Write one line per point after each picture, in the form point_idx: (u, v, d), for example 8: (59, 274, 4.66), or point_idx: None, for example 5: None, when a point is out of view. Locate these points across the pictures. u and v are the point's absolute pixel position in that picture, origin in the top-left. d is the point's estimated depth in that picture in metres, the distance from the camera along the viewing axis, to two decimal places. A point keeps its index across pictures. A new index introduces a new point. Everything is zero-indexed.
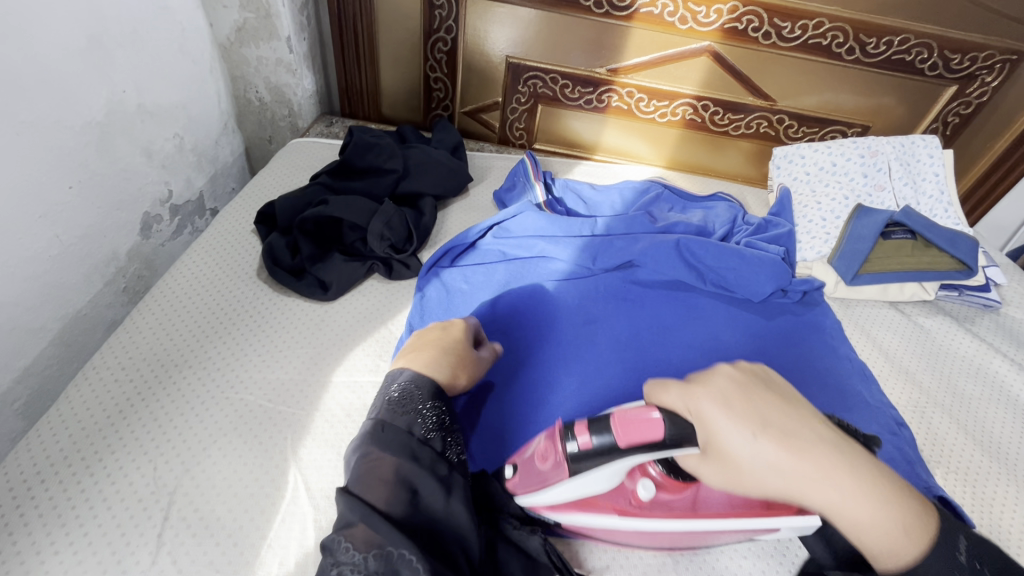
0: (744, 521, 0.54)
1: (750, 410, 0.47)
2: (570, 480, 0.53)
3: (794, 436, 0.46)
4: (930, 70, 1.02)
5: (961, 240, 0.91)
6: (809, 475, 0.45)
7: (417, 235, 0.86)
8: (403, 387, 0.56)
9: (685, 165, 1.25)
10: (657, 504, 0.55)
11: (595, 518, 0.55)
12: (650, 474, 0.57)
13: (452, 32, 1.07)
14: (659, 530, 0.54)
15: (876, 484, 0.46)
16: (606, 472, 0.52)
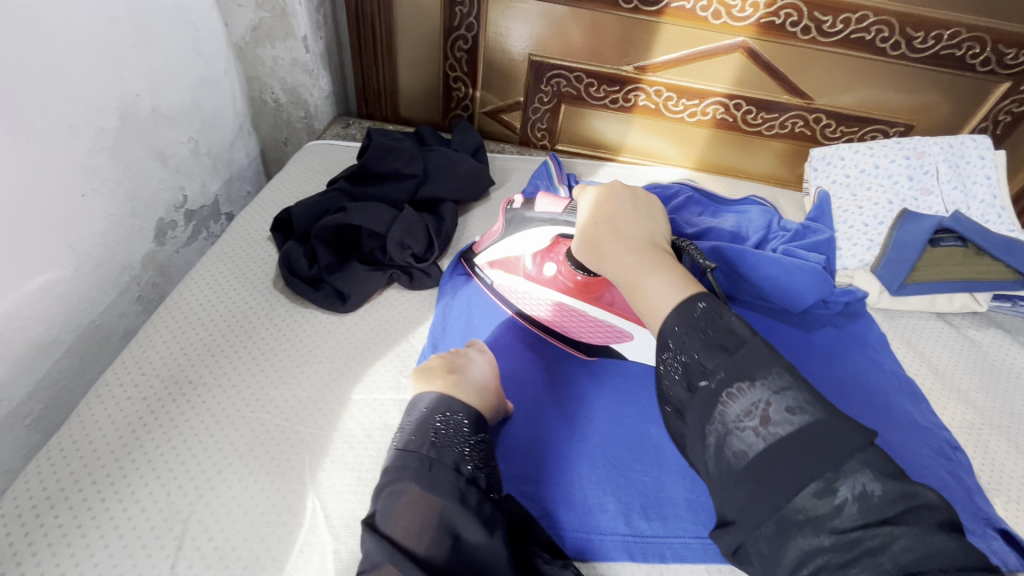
0: (613, 316, 0.74)
1: (612, 210, 0.61)
2: (505, 235, 0.76)
3: (615, 233, 0.59)
4: (981, 66, 0.96)
5: (1018, 248, 0.85)
6: (622, 257, 0.57)
7: (438, 242, 0.82)
8: (450, 420, 0.54)
9: (715, 166, 1.20)
10: (558, 282, 0.76)
11: (511, 276, 0.78)
12: (567, 271, 0.74)
13: (473, 29, 1.03)
14: (553, 301, 0.76)
15: (667, 267, 0.54)
16: (537, 240, 0.73)
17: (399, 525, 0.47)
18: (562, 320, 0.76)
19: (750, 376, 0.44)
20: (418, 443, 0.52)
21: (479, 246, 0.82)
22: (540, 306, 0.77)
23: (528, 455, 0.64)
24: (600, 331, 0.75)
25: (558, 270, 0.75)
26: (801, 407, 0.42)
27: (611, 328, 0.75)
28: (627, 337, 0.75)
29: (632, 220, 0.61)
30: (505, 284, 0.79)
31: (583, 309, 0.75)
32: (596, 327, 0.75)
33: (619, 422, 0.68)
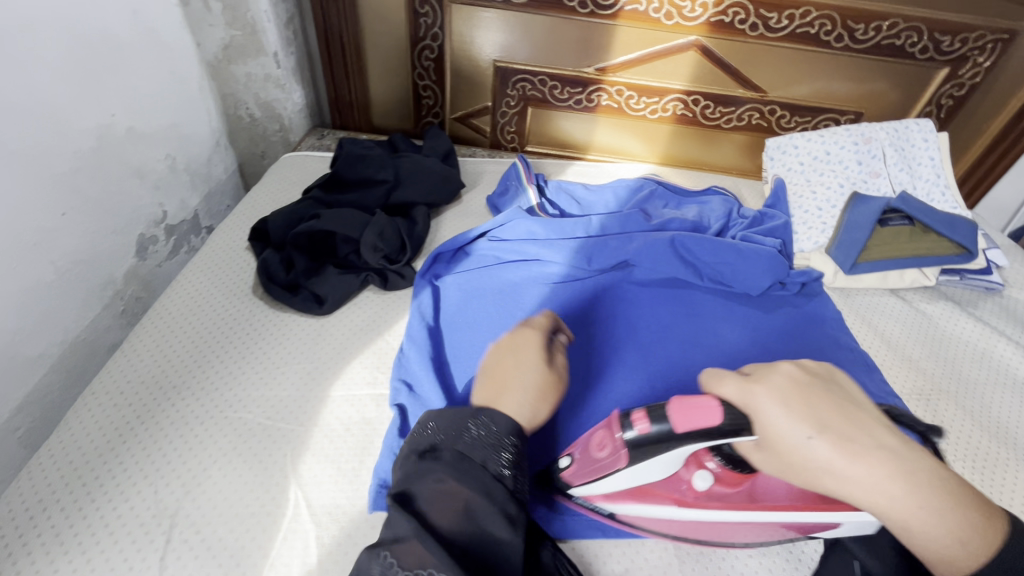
0: (812, 516, 0.51)
1: (807, 410, 0.45)
2: (628, 468, 0.51)
3: (852, 442, 0.44)
4: (920, 54, 1.01)
5: (960, 224, 0.90)
6: (863, 481, 0.43)
7: (410, 244, 0.86)
8: (490, 416, 0.49)
9: (679, 160, 1.25)
10: (714, 496, 0.54)
11: (652, 507, 0.55)
12: (707, 467, 0.54)
13: (438, 39, 1.07)
14: (713, 520, 0.54)
15: (934, 487, 0.42)
16: (667, 460, 0.49)
17: (425, 508, 0.43)
18: (721, 532, 0.56)
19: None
20: (455, 436, 0.47)
21: (568, 474, 0.56)
22: (693, 527, 0.56)
23: None
24: (788, 529, 0.54)
25: (715, 481, 0.54)
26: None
27: (799, 526, 0.53)
28: (831, 526, 0.52)
29: (845, 420, 0.45)
30: (642, 517, 0.56)
31: (769, 519, 0.52)
32: (783, 528, 0.54)
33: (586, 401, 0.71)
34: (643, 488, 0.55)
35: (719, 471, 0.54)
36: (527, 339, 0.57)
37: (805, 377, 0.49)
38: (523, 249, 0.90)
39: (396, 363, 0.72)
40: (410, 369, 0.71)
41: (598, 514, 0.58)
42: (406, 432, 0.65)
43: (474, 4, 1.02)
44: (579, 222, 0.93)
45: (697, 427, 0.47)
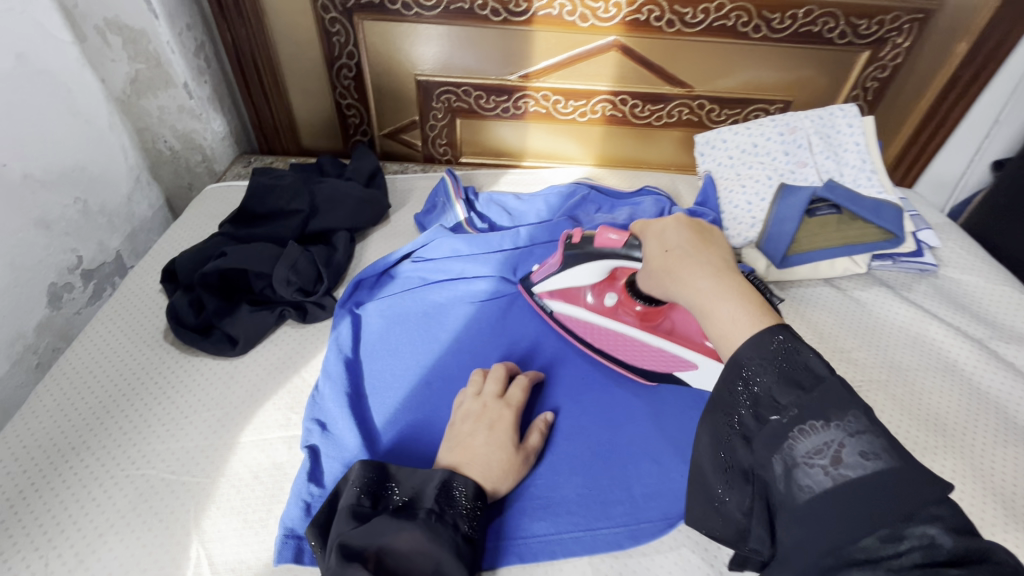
0: (676, 345, 0.72)
1: (680, 238, 0.52)
2: (562, 270, 0.76)
3: (687, 258, 0.50)
4: (839, 39, 1.00)
5: (887, 209, 0.89)
6: (694, 285, 0.47)
7: (328, 273, 0.83)
8: (459, 483, 0.55)
9: (616, 160, 1.23)
10: (619, 313, 0.77)
11: (573, 307, 0.79)
12: (628, 302, 0.76)
13: (355, 56, 1.05)
14: (611, 330, 0.76)
15: (746, 292, 0.45)
16: (586, 269, 0.73)
17: (392, 563, 0.48)
18: (619, 350, 0.76)
19: (826, 412, 0.37)
20: (425, 499, 0.54)
21: (535, 275, 0.83)
22: (599, 334, 0.77)
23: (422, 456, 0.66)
24: (665, 361, 0.73)
25: (620, 303, 0.76)
26: (876, 455, 0.36)
27: (672, 356, 0.73)
28: (690, 367, 0.71)
29: (702, 248, 0.51)
30: (568, 314, 0.79)
31: (650, 340, 0.74)
32: (663, 357, 0.73)
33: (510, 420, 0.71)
34: (570, 292, 0.79)
35: (626, 303, 0.76)
36: (501, 414, 0.64)
37: (702, 224, 0.54)
38: (447, 268, 0.88)
39: (309, 402, 0.70)
40: (323, 406, 0.69)
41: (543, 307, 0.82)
42: (317, 475, 0.63)
43: (385, 19, 0.99)
44: (506, 234, 0.90)
45: (607, 246, 0.68)
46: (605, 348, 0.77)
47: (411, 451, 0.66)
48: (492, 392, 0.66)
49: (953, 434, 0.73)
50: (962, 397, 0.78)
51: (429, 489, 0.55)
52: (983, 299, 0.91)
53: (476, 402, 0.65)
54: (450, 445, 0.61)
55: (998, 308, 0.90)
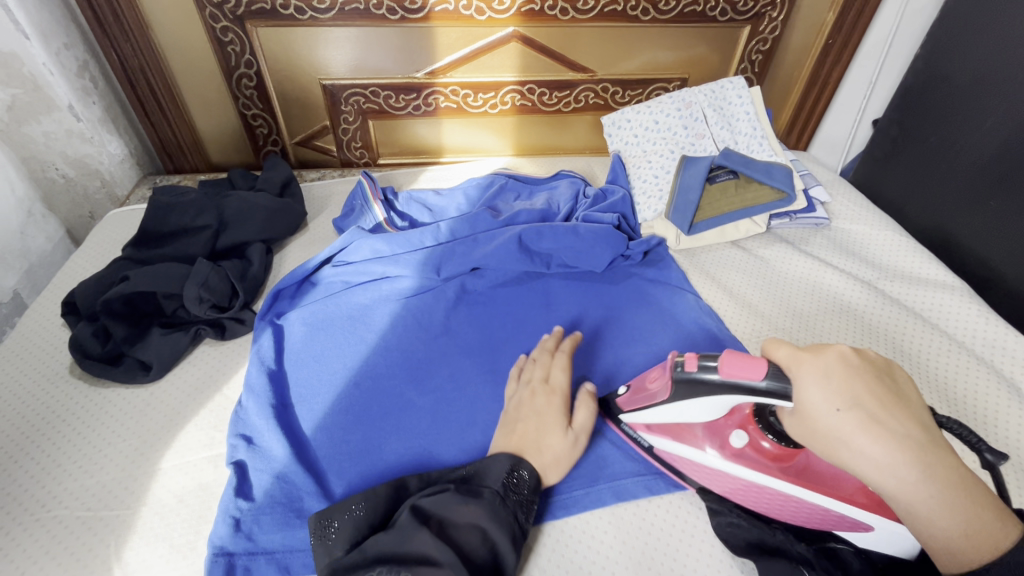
0: (836, 503, 0.54)
1: (851, 388, 0.45)
2: (672, 404, 0.59)
3: (872, 417, 0.44)
4: (721, 16, 1.07)
5: (777, 170, 0.97)
6: (873, 453, 0.43)
7: (244, 287, 0.82)
8: (521, 469, 0.59)
9: (534, 148, 1.26)
10: (749, 456, 0.59)
11: (686, 448, 0.62)
12: (761, 440, 0.58)
13: (253, 65, 1.02)
14: (735, 479, 0.60)
15: (952, 488, 0.42)
16: (705, 406, 0.56)
17: (455, 535, 0.52)
18: (740, 495, 0.61)
19: None
20: (491, 479, 0.57)
21: (619, 401, 0.67)
22: (701, 470, 0.62)
23: (358, 452, 0.67)
24: (813, 518, 0.57)
25: (751, 444, 0.59)
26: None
27: (831, 515, 0.56)
28: (862, 528, 0.54)
29: (884, 399, 0.45)
30: (678, 458, 0.63)
31: (795, 494, 0.56)
32: (814, 514, 0.57)
33: (442, 413, 0.71)
34: (680, 430, 0.62)
35: (762, 446, 0.58)
36: (549, 400, 0.65)
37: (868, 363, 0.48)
38: (369, 269, 0.88)
39: (232, 418, 0.68)
40: (248, 420, 0.68)
41: (648, 453, 0.66)
42: (246, 489, 0.62)
43: (279, 25, 0.97)
44: (425, 231, 0.91)
45: (736, 378, 0.50)
46: (743, 497, 0.60)
47: (344, 452, 0.66)
48: (542, 377, 0.68)
49: None
50: (856, 334, 0.85)
51: (496, 473, 0.58)
52: (870, 245, 1.00)
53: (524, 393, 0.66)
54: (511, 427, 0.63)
55: (883, 251, 0.99)
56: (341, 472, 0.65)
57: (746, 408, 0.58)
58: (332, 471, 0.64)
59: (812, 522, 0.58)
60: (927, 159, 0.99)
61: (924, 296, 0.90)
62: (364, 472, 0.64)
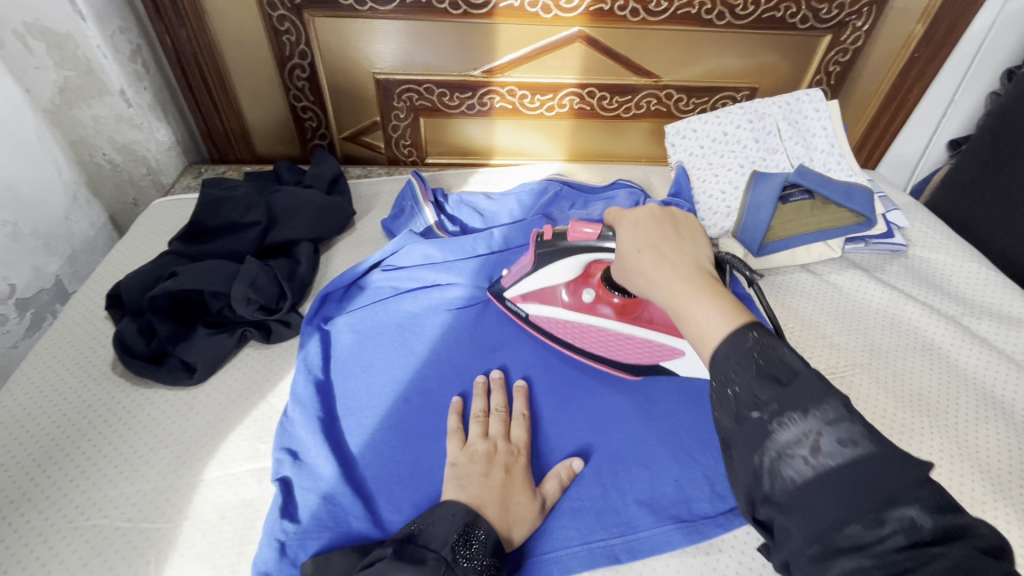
0: (658, 335, 0.73)
1: (643, 236, 0.53)
2: (533, 270, 0.74)
3: (660, 256, 0.50)
4: (802, 23, 1.00)
5: (857, 192, 0.89)
6: (656, 273, 0.49)
7: (292, 288, 0.78)
8: (477, 532, 0.52)
9: (587, 154, 1.21)
10: (597, 307, 0.75)
11: (551, 308, 0.76)
12: (607, 294, 0.74)
13: (307, 56, 0.99)
14: (591, 326, 0.75)
15: (716, 293, 0.45)
16: (565, 265, 0.71)
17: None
18: (596, 343, 0.75)
19: (801, 404, 0.37)
20: (438, 541, 0.50)
21: (503, 279, 0.80)
22: (570, 331, 0.76)
23: (409, 477, 0.62)
24: (648, 352, 0.73)
25: (598, 297, 0.75)
26: (854, 438, 0.36)
27: (658, 346, 0.73)
28: (677, 354, 0.72)
29: (675, 240, 0.52)
30: (543, 316, 0.77)
31: (626, 330, 0.74)
32: (643, 346, 0.73)
33: None
34: (544, 293, 0.76)
35: (605, 295, 0.74)
36: (513, 459, 0.61)
37: (677, 218, 0.55)
38: (420, 276, 0.84)
39: (278, 429, 0.65)
40: (295, 433, 0.64)
41: (527, 321, 0.78)
42: (291, 509, 0.58)
43: (337, 15, 0.94)
44: (479, 238, 0.87)
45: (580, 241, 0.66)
46: (593, 344, 0.75)
47: (394, 474, 0.62)
48: (501, 434, 0.63)
49: (937, 413, 0.73)
50: (942, 376, 0.78)
51: (446, 534, 0.51)
52: (952, 277, 0.93)
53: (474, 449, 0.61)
54: (461, 489, 0.57)
55: (966, 283, 0.92)
56: (393, 503, 0.60)
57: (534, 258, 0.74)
58: (383, 500, 0.60)
59: (643, 354, 0.73)
60: (1021, 187, 0.91)
61: (1015, 338, 0.83)
62: (419, 501, 0.60)
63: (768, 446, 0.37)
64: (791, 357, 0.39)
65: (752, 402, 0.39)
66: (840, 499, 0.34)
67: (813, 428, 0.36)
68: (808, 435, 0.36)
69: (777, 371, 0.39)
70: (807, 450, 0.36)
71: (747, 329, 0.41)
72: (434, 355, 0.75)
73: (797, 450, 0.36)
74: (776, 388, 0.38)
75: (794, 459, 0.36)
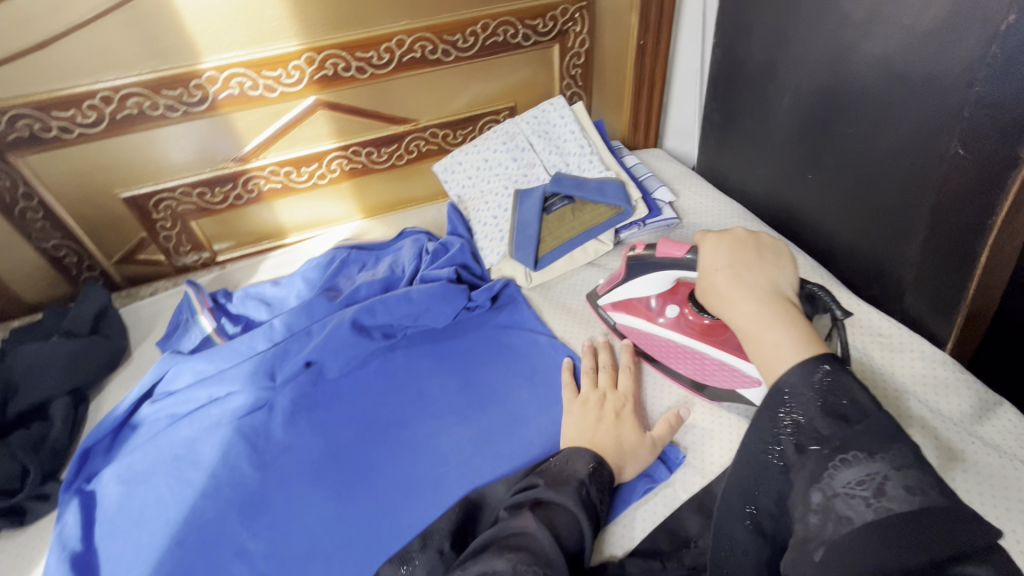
0: (734, 359, 0.69)
1: (731, 255, 0.59)
2: (626, 278, 0.78)
3: (732, 279, 0.56)
4: (525, 41, 1.05)
5: (608, 185, 0.94)
6: (739, 288, 0.55)
7: (41, 457, 0.72)
8: (605, 467, 0.58)
9: (385, 207, 1.20)
10: (683, 324, 0.75)
11: (637, 319, 0.79)
12: (692, 313, 0.74)
13: (34, 196, 0.92)
14: (668, 338, 0.76)
15: (790, 320, 0.51)
16: (652, 278, 0.75)
17: (546, 518, 0.51)
18: (678, 362, 0.75)
19: (869, 448, 0.40)
20: (576, 470, 0.57)
21: (599, 289, 0.85)
22: (665, 349, 0.77)
23: None
24: (726, 374, 0.70)
25: (684, 313, 0.75)
26: (920, 488, 0.38)
27: (737, 372, 0.69)
28: (755, 384, 0.67)
29: (754, 263, 0.57)
30: (631, 325, 0.80)
31: (710, 351, 0.72)
32: (719, 371, 0.71)
33: (281, 553, 0.64)
34: (632, 304, 0.80)
35: (690, 314, 0.74)
36: (621, 404, 0.68)
37: (759, 243, 0.60)
38: (193, 396, 0.79)
39: None
40: None
41: (617, 329, 0.82)
42: None
43: (49, 149, 0.89)
44: (256, 334, 0.84)
45: (669, 255, 0.70)
46: (676, 361, 0.75)
47: None
48: (608, 385, 0.71)
49: None
50: None
51: (579, 467, 0.57)
52: None
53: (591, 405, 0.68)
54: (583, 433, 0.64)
55: None
56: None
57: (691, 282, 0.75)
58: None
59: (719, 380, 0.71)
60: (753, 140, 0.99)
61: None
62: None
63: (823, 478, 0.41)
64: (861, 397, 0.43)
65: (813, 437, 0.43)
66: (906, 546, 0.36)
67: (878, 472, 0.39)
68: (871, 477, 0.39)
69: (845, 410, 0.43)
70: (866, 492, 0.38)
71: (818, 363, 0.46)
72: (212, 481, 0.71)
73: (858, 491, 0.39)
74: (840, 427, 0.42)
75: (847, 495, 0.39)
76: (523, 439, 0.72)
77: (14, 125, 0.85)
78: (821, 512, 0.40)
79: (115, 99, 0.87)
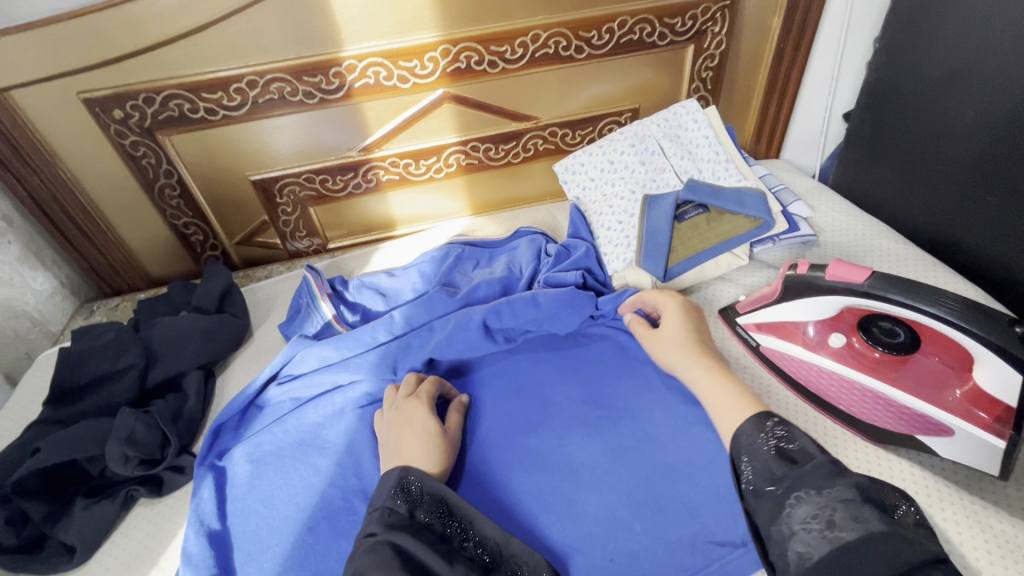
0: (916, 401, 0.63)
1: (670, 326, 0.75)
2: (780, 301, 0.72)
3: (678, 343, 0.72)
4: (660, 40, 1.00)
5: (748, 197, 0.88)
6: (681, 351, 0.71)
7: (178, 430, 0.73)
8: (412, 482, 0.57)
9: (493, 205, 1.18)
10: (848, 355, 0.69)
11: (789, 343, 0.72)
12: (859, 344, 0.70)
13: (174, 174, 0.96)
14: (825, 367, 0.69)
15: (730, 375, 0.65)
16: (816, 300, 0.68)
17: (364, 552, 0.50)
18: (836, 394, 0.68)
19: (814, 484, 0.45)
20: (380, 498, 0.56)
21: (739, 306, 0.79)
22: (818, 378, 0.70)
23: None
24: (903, 415, 0.63)
25: (848, 343, 0.70)
26: (865, 517, 0.41)
27: (918, 414, 0.62)
28: (943, 430, 0.60)
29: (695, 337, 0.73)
30: (778, 349, 0.73)
31: (880, 387, 0.66)
32: (894, 410, 0.64)
33: None
34: (782, 326, 0.74)
35: (859, 344, 0.69)
36: (412, 416, 0.68)
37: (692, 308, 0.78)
38: (320, 381, 0.78)
39: None
40: None
41: (756, 352, 0.75)
42: None
43: (193, 129, 0.91)
44: (378, 325, 0.83)
45: (840, 279, 0.64)
46: (834, 394, 0.68)
47: None
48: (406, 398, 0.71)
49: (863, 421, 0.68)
50: None
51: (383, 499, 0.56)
52: (871, 255, 0.89)
53: (393, 412, 0.69)
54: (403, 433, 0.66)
55: (891, 263, 0.87)
56: None
57: (859, 310, 0.71)
58: None
59: (891, 421, 0.64)
60: (912, 155, 0.90)
61: None
62: None
63: (782, 518, 0.45)
64: (809, 447, 0.49)
65: (770, 479, 0.48)
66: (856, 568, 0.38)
67: (826, 506, 0.43)
68: (822, 510, 0.43)
69: (795, 455, 0.49)
70: (820, 525, 0.42)
71: (768, 419, 0.54)
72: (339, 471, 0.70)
73: (814, 525, 0.42)
74: (790, 470, 0.47)
75: (805, 531, 0.42)
76: (661, 462, 0.67)
77: (166, 104, 0.87)
78: (784, 551, 0.43)
79: (260, 84, 0.88)
